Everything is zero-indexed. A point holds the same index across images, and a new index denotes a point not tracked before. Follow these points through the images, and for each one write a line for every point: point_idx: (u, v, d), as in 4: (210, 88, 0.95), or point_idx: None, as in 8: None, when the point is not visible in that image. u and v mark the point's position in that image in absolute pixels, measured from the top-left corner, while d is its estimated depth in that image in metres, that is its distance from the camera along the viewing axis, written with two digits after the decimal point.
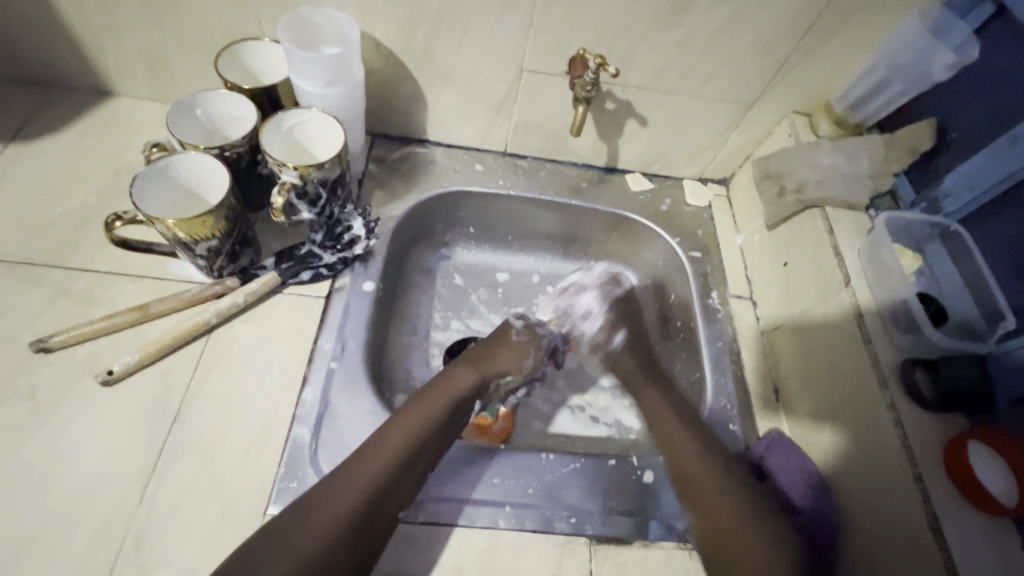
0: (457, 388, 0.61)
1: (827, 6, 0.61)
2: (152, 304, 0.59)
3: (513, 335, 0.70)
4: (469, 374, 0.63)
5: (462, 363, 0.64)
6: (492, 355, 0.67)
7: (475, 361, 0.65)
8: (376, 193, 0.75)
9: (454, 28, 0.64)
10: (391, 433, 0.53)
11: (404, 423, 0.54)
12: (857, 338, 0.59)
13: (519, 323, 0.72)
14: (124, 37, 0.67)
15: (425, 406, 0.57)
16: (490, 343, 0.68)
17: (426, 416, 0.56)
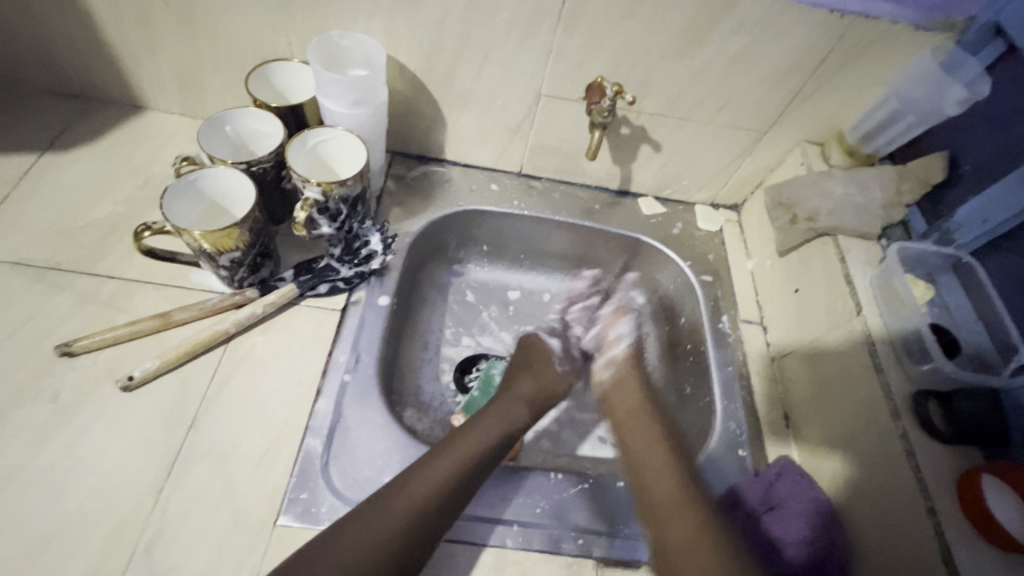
0: (511, 418, 0.61)
1: (839, 40, 0.63)
2: (173, 312, 0.60)
3: (557, 363, 0.70)
4: (520, 407, 0.63)
5: (516, 395, 0.64)
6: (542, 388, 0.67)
7: (528, 394, 0.65)
8: (394, 210, 0.77)
9: (476, 54, 0.66)
10: (444, 457, 0.53)
11: (457, 449, 0.54)
12: (868, 367, 0.58)
13: (555, 346, 0.72)
14: (159, 54, 0.70)
15: (481, 433, 0.57)
16: (534, 374, 0.68)
17: (482, 443, 0.56)
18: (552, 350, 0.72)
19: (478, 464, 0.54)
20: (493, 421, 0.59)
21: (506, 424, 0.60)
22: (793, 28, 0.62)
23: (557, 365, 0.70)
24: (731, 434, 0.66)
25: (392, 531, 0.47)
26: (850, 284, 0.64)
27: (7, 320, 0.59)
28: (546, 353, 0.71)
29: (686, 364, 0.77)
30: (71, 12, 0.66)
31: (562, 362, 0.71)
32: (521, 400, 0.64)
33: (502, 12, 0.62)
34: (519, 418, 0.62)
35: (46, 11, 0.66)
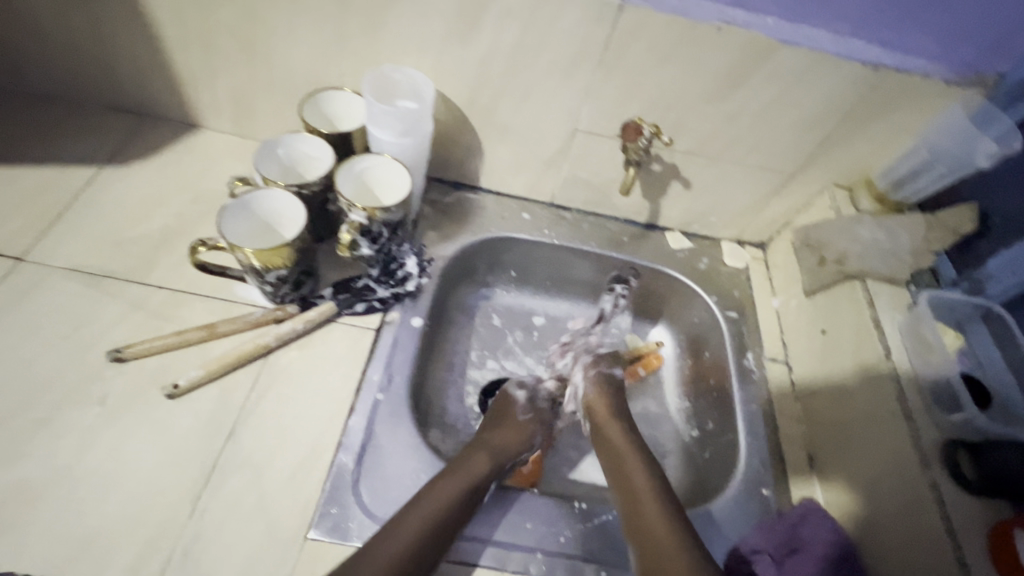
0: (478, 469, 0.59)
1: (870, 91, 0.65)
2: (218, 324, 0.63)
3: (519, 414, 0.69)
4: (483, 455, 0.61)
5: (479, 445, 0.62)
6: (512, 433, 0.66)
7: (497, 442, 0.63)
8: (428, 234, 0.80)
9: (518, 91, 0.69)
10: (423, 502, 0.53)
11: (436, 493, 0.54)
12: (897, 413, 0.59)
13: (521, 398, 0.71)
14: (219, 79, 0.74)
15: (453, 483, 0.56)
16: (499, 424, 0.67)
17: (457, 488, 0.55)
18: (517, 404, 0.71)
19: (454, 507, 0.54)
20: (467, 465, 0.58)
21: (472, 474, 0.58)
22: (826, 79, 0.64)
23: (519, 416, 0.69)
24: (754, 472, 0.66)
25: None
26: (879, 329, 0.64)
27: (63, 324, 0.62)
28: (511, 405, 0.70)
29: (710, 399, 0.78)
30: (142, 38, 0.70)
31: (525, 413, 0.70)
32: (488, 446, 0.62)
33: (547, 53, 0.65)
34: (483, 466, 0.59)
35: (120, 36, 0.70)
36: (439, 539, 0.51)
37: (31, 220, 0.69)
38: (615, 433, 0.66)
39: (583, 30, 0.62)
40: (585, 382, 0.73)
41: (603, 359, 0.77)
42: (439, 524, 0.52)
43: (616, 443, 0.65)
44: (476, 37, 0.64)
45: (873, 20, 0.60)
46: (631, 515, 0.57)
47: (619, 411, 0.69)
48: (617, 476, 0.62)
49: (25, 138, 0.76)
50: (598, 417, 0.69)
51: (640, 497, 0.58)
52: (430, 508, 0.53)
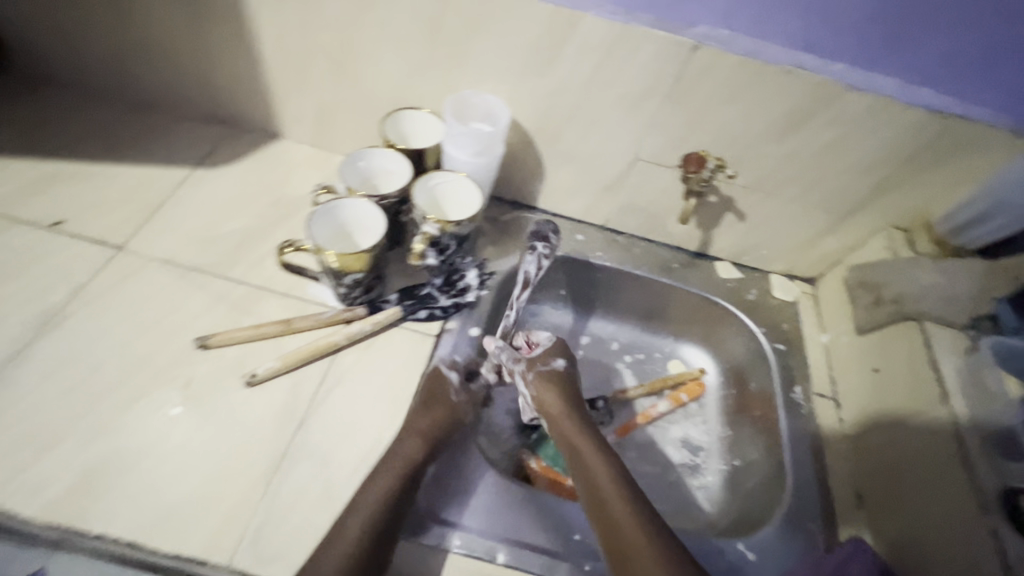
0: (408, 458, 0.58)
1: (935, 138, 0.67)
2: (294, 320, 0.67)
3: (451, 394, 0.65)
4: (414, 441, 0.60)
5: (408, 430, 0.60)
6: (434, 416, 0.62)
7: (423, 428, 0.61)
8: (487, 248, 0.83)
9: (586, 119, 0.73)
10: (360, 509, 0.54)
11: (370, 496, 0.54)
12: (954, 457, 0.58)
13: (454, 380, 0.67)
14: (307, 95, 0.81)
15: (389, 476, 0.56)
16: (425, 406, 0.63)
17: (391, 483, 0.56)
18: (449, 384, 0.67)
19: (389, 505, 0.54)
20: (396, 460, 0.58)
21: (404, 463, 0.58)
22: (889, 123, 0.66)
23: (452, 396, 0.65)
24: (799, 506, 0.66)
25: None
26: (937, 372, 0.64)
27: (156, 311, 0.67)
28: (441, 386, 0.66)
29: (755, 430, 0.79)
30: (244, 56, 0.77)
31: (461, 395, 0.66)
32: (413, 435, 0.60)
33: (618, 86, 0.68)
34: (416, 452, 0.59)
35: (223, 53, 0.77)
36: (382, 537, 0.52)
37: (130, 214, 0.75)
38: (571, 427, 0.65)
39: (656, 67, 0.65)
40: (529, 389, 0.69)
41: (540, 356, 0.72)
42: (388, 515, 0.54)
43: (576, 439, 0.64)
44: (553, 68, 0.68)
45: (942, 70, 0.61)
46: (595, 512, 0.57)
47: (572, 403, 0.68)
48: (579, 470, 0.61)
49: (128, 140, 0.83)
50: (552, 412, 0.67)
51: (602, 494, 0.58)
52: (365, 511, 0.53)
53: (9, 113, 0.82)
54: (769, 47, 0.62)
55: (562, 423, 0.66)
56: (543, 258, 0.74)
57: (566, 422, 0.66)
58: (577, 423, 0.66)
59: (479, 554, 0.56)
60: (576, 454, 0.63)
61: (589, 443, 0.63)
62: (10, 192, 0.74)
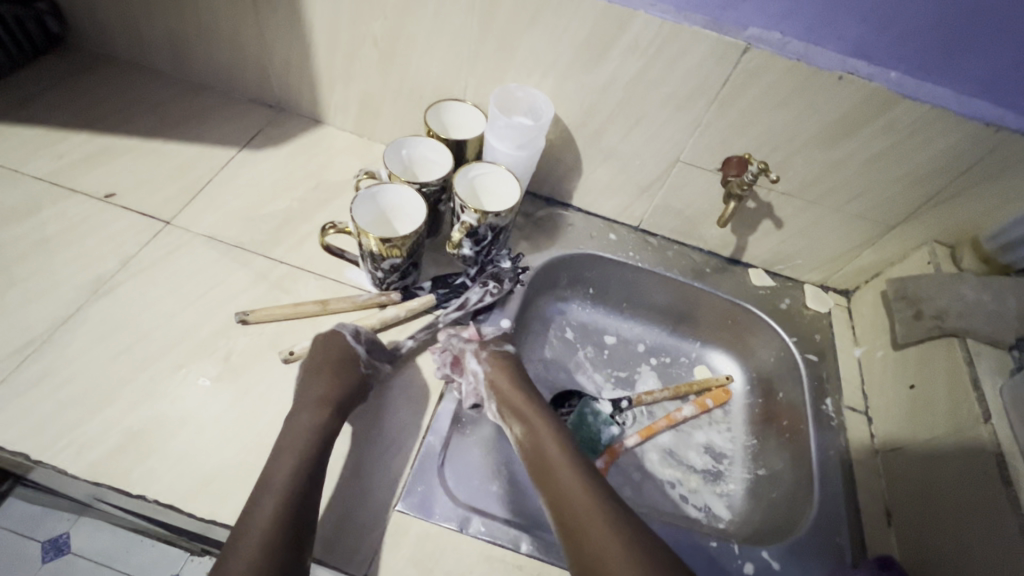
0: (312, 425, 0.57)
1: (989, 152, 0.65)
2: (331, 301, 0.69)
3: (357, 367, 0.63)
4: (318, 408, 0.58)
5: (307, 399, 0.59)
6: (330, 382, 0.60)
7: (317, 395, 0.59)
8: (521, 243, 0.84)
9: (629, 118, 0.73)
10: (274, 484, 0.52)
11: (284, 467, 0.53)
12: (993, 477, 0.56)
13: (362, 351, 0.64)
14: (354, 82, 0.82)
15: (298, 443, 0.55)
16: (321, 374, 0.61)
17: (303, 449, 0.55)
18: (354, 355, 0.63)
19: (303, 474, 0.53)
20: (302, 427, 0.56)
21: (308, 429, 0.56)
22: (941, 134, 0.64)
23: (362, 367, 0.63)
24: (826, 519, 0.65)
25: (252, 567, 0.46)
26: (978, 390, 0.62)
27: (200, 285, 0.69)
28: (340, 356, 0.62)
29: (782, 440, 0.78)
30: (295, 42, 0.79)
31: (367, 367, 0.64)
32: (312, 405, 0.58)
33: (665, 86, 0.68)
34: (319, 418, 0.57)
35: (275, 38, 0.79)
36: (302, 506, 0.51)
37: (179, 191, 0.78)
38: (525, 407, 0.64)
39: (705, 68, 0.65)
40: (482, 367, 0.67)
41: (492, 340, 0.70)
42: (304, 480, 0.53)
43: (529, 420, 0.63)
44: (601, 65, 0.68)
45: (1002, 83, 0.60)
46: (551, 492, 0.57)
47: (521, 382, 0.67)
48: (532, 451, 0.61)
49: (179, 119, 0.86)
50: (501, 390, 0.65)
51: (558, 474, 0.58)
52: (281, 482, 0.52)
53: (69, 89, 0.85)
54: (822, 52, 0.61)
55: (513, 404, 0.64)
56: (489, 293, 0.73)
57: (517, 402, 0.65)
58: (530, 403, 0.65)
59: (498, 538, 0.57)
60: (528, 434, 0.62)
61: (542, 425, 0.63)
62: (68, 165, 0.77)
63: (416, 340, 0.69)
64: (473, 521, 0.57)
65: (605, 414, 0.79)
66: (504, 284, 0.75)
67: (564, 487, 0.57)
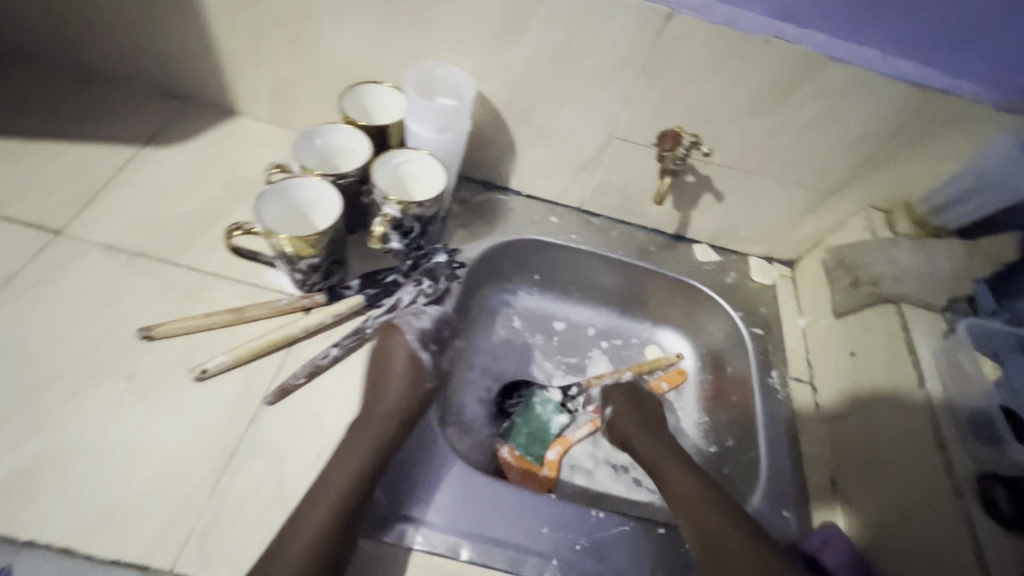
0: (376, 433, 0.56)
1: (917, 115, 0.64)
2: (247, 308, 0.63)
3: (425, 380, 0.60)
4: (384, 417, 0.57)
5: (377, 407, 0.58)
6: (398, 390, 0.59)
7: (388, 402, 0.58)
8: (457, 232, 0.80)
9: (557, 95, 0.69)
10: (329, 488, 0.52)
11: (341, 471, 0.53)
12: (930, 441, 0.56)
13: (427, 361, 0.62)
14: (263, 67, 0.75)
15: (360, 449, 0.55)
16: (390, 380, 0.59)
17: (359, 458, 0.54)
18: (422, 365, 0.61)
19: (360, 486, 0.52)
20: (370, 435, 0.56)
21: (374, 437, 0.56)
22: (870, 98, 0.63)
23: (426, 381, 0.60)
24: (774, 495, 0.65)
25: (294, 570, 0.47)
26: (913, 353, 0.62)
27: (99, 299, 0.63)
28: (408, 361, 0.60)
29: (732, 416, 0.77)
30: (192, 24, 0.72)
31: (433, 380, 0.61)
32: (380, 415, 0.57)
33: (592, 58, 0.64)
34: (385, 428, 0.56)
35: (169, 20, 0.71)
36: (349, 520, 0.50)
37: (71, 196, 0.70)
38: (649, 440, 0.68)
39: (630, 36, 0.62)
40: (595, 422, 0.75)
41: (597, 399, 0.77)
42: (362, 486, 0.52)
43: (654, 452, 0.67)
44: (523, 37, 0.64)
45: (927, 41, 0.58)
46: (685, 511, 0.60)
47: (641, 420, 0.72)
48: (662, 478, 0.64)
49: (72, 116, 0.77)
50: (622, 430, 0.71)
51: (687, 496, 0.61)
52: (335, 494, 0.51)
53: None
54: (748, 16, 0.58)
55: (637, 437, 0.70)
56: (422, 293, 0.68)
57: (642, 437, 0.69)
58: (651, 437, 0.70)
59: (436, 547, 0.54)
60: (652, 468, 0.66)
61: (664, 454, 0.66)
62: None
63: (342, 348, 0.63)
64: (410, 531, 0.55)
65: (555, 402, 0.80)
66: (440, 282, 0.70)
67: (688, 499, 0.60)
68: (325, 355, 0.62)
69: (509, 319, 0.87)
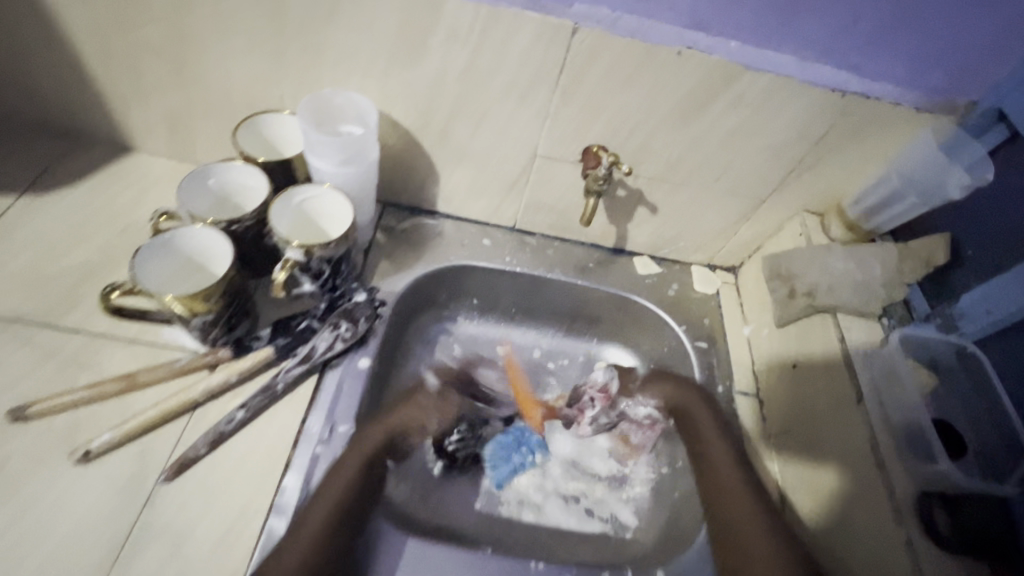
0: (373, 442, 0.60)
1: (839, 118, 0.61)
2: (139, 373, 0.57)
3: (416, 396, 0.69)
4: (380, 432, 0.62)
5: (379, 424, 0.62)
6: (397, 411, 0.65)
7: (391, 419, 0.64)
8: (382, 263, 0.75)
9: (471, 115, 0.65)
10: (328, 492, 0.54)
11: (339, 477, 0.55)
12: (870, 462, 0.55)
13: (428, 385, 0.72)
14: (150, 99, 0.68)
15: (357, 456, 0.58)
16: (390, 406, 0.66)
17: (357, 468, 0.57)
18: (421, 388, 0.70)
19: (356, 492, 0.56)
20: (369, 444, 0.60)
21: (372, 447, 0.60)
22: (792, 104, 0.60)
23: (417, 397, 0.68)
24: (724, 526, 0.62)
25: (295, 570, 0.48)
26: (850, 368, 0.60)
27: None
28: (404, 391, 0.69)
29: None
30: (62, 58, 0.64)
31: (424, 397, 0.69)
32: (380, 428, 0.62)
33: (501, 75, 0.60)
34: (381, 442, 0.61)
35: (35, 53, 0.64)
36: (340, 535, 0.52)
37: None
38: (720, 450, 0.65)
39: (537, 52, 0.58)
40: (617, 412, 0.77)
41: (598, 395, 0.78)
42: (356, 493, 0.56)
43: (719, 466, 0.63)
44: (424, 57, 0.59)
45: (841, 44, 0.56)
46: (720, 493, 0.61)
47: (692, 397, 0.71)
48: (718, 492, 0.62)
49: None
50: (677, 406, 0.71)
51: (728, 496, 0.60)
52: (332, 496, 0.54)
53: None
54: (657, 26, 0.55)
55: (696, 410, 0.69)
56: (339, 337, 0.63)
57: (715, 445, 0.65)
58: (701, 407, 0.69)
59: None
60: (710, 481, 0.63)
61: (730, 469, 0.62)
62: None
63: (249, 409, 0.58)
64: None
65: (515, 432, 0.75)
66: (359, 323, 0.65)
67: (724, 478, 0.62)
68: (230, 419, 0.57)
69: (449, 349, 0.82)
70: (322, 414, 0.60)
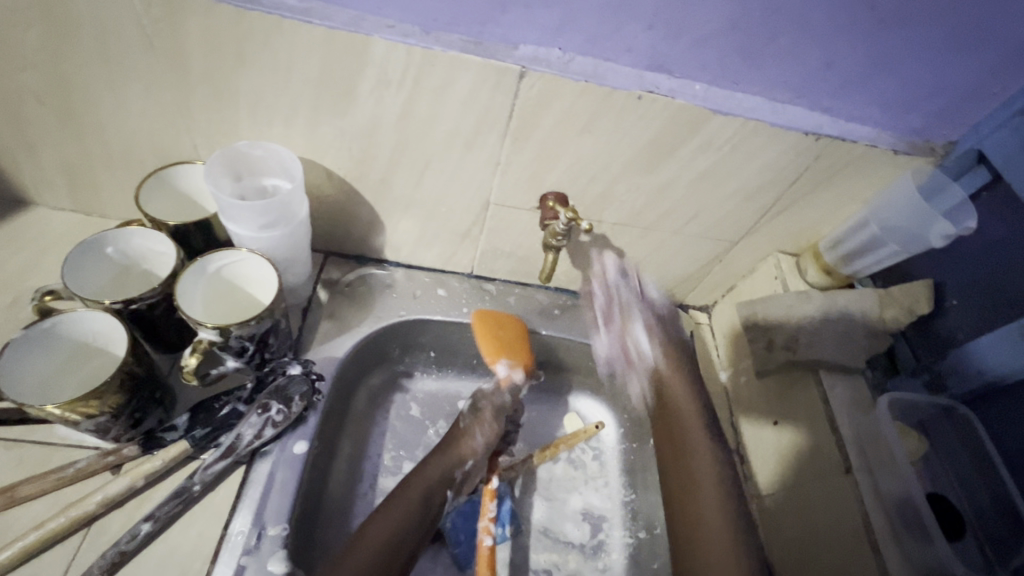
0: (428, 478, 0.59)
1: (815, 161, 0.57)
2: (19, 486, 0.48)
3: (462, 422, 0.66)
4: (433, 469, 0.60)
5: (435, 464, 0.61)
6: (451, 447, 0.63)
7: (449, 456, 0.62)
8: (323, 324, 0.67)
9: (415, 163, 0.58)
10: (375, 534, 0.53)
11: (386, 518, 0.55)
12: (863, 542, 0.50)
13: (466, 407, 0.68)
14: (41, 151, 0.59)
15: (412, 493, 0.58)
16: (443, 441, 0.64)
17: (406, 512, 0.56)
18: (462, 416, 0.67)
19: (402, 537, 0.54)
20: (424, 478, 0.60)
21: (427, 481, 0.59)
22: (763, 148, 0.55)
23: (463, 424, 0.66)
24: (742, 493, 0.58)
25: None
26: (836, 432, 0.56)
27: None
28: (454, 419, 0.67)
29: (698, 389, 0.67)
30: None
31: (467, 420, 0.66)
32: (439, 463, 0.61)
33: (445, 123, 0.54)
34: (433, 476, 0.60)
35: None
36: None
37: None
38: (707, 470, 0.57)
39: (481, 98, 0.51)
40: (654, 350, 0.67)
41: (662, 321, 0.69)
42: (402, 536, 0.54)
43: (699, 479, 0.57)
44: (354, 105, 0.52)
45: (812, 89, 0.51)
46: (692, 519, 0.55)
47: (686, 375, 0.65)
48: (691, 520, 0.55)
49: None
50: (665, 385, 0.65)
51: (700, 516, 0.55)
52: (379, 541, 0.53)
53: None
54: (613, 69, 0.49)
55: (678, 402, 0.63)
56: (270, 422, 0.54)
57: (700, 460, 0.58)
58: (690, 397, 0.63)
59: None
60: (689, 512, 0.56)
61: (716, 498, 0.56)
62: None
63: (158, 520, 0.50)
64: None
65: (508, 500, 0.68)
66: (294, 404, 0.56)
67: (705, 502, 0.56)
68: (133, 536, 0.49)
69: (405, 408, 0.73)
70: (250, 516, 0.52)
